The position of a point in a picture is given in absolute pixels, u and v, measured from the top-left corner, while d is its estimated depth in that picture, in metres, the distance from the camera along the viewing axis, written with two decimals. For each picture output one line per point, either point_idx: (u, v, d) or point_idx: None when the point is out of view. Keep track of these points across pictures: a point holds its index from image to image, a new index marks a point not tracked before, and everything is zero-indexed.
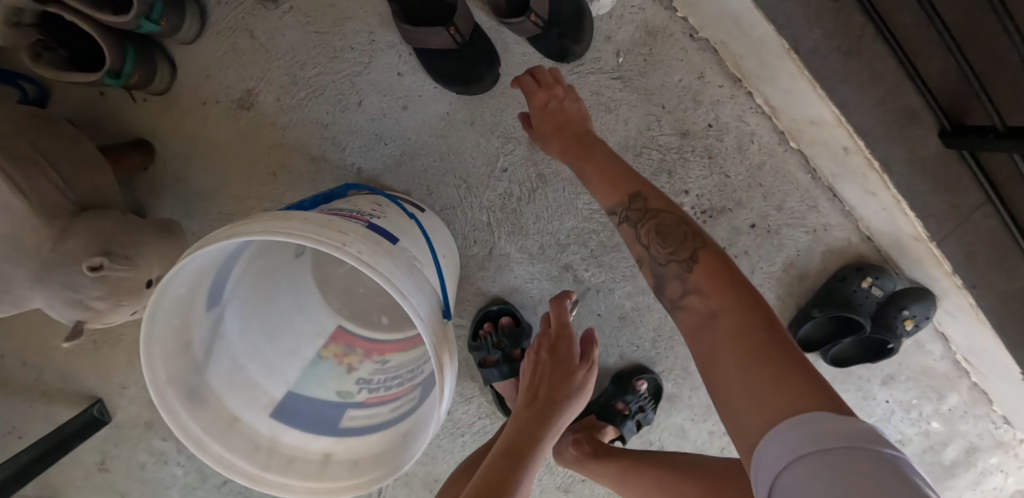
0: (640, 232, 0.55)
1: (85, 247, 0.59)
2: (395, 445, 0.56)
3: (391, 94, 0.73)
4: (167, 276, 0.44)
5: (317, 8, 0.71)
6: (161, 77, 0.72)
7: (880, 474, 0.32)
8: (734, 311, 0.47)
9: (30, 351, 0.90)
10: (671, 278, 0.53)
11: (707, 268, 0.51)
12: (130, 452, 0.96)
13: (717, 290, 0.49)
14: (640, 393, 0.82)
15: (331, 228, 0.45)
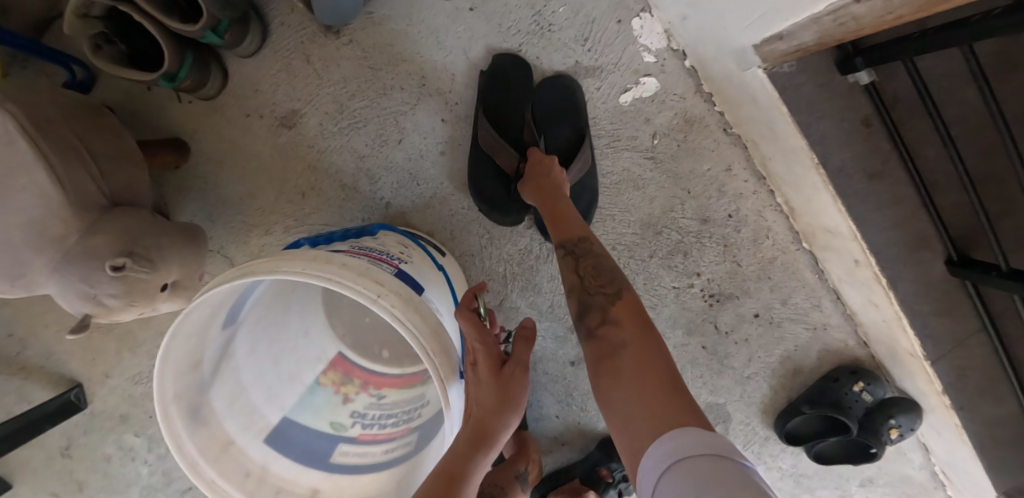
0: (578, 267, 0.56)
1: (110, 245, 0.59)
2: (386, 492, 0.56)
3: (431, 138, 0.77)
4: (202, 296, 0.45)
5: (376, 45, 0.74)
6: (212, 83, 0.73)
7: (730, 476, 0.34)
8: (642, 345, 0.47)
9: (17, 325, 0.88)
10: (595, 308, 0.52)
11: (625, 306, 0.51)
12: (99, 442, 0.93)
13: (633, 323, 0.50)
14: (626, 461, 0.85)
15: (366, 277, 0.47)
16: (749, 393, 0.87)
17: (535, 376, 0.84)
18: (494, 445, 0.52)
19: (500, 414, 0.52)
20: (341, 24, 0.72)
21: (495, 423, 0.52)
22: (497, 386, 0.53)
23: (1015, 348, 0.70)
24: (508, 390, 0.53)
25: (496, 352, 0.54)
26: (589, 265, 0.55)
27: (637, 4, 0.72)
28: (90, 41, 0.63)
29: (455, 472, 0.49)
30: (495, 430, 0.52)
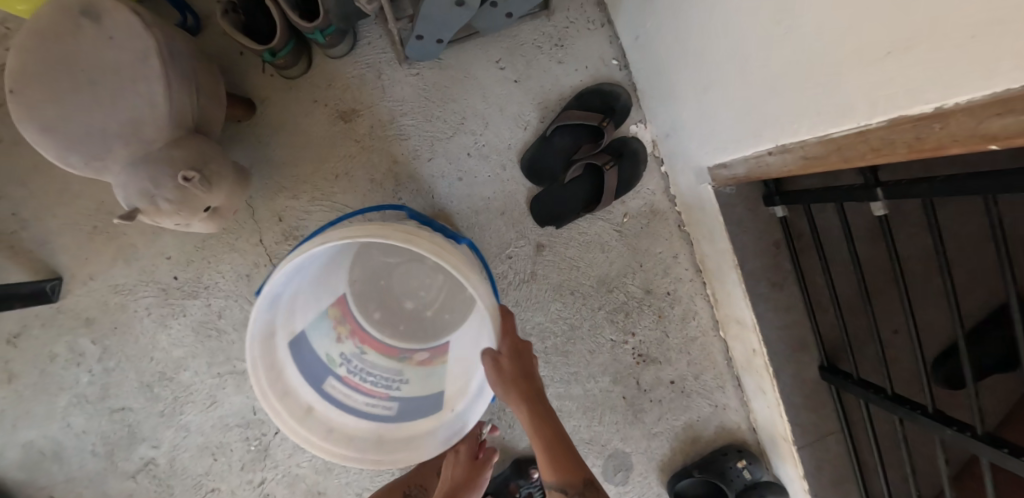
0: None
1: (183, 158, 0.71)
2: (366, 438, 0.70)
3: (455, 164, 0.95)
4: (354, 237, 0.57)
5: (435, 83, 0.94)
6: (298, 68, 0.90)
7: None
8: None
9: (28, 207, 0.95)
10: None
11: None
12: (52, 338, 0.97)
13: None
14: (532, 480, 0.96)
15: (477, 281, 0.62)
16: (653, 449, 1.00)
17: None
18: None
19: (464, 489, 0.82)
20: (415, 61, 0.91)
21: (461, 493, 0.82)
22: (468, 469, 0.84)
23: (862, 454, 0.88)
24: (474, 473, 0.84)
25: (473, 449, 0.86)
26: None
27: (636, 116, 0.96)
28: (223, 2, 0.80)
29: None
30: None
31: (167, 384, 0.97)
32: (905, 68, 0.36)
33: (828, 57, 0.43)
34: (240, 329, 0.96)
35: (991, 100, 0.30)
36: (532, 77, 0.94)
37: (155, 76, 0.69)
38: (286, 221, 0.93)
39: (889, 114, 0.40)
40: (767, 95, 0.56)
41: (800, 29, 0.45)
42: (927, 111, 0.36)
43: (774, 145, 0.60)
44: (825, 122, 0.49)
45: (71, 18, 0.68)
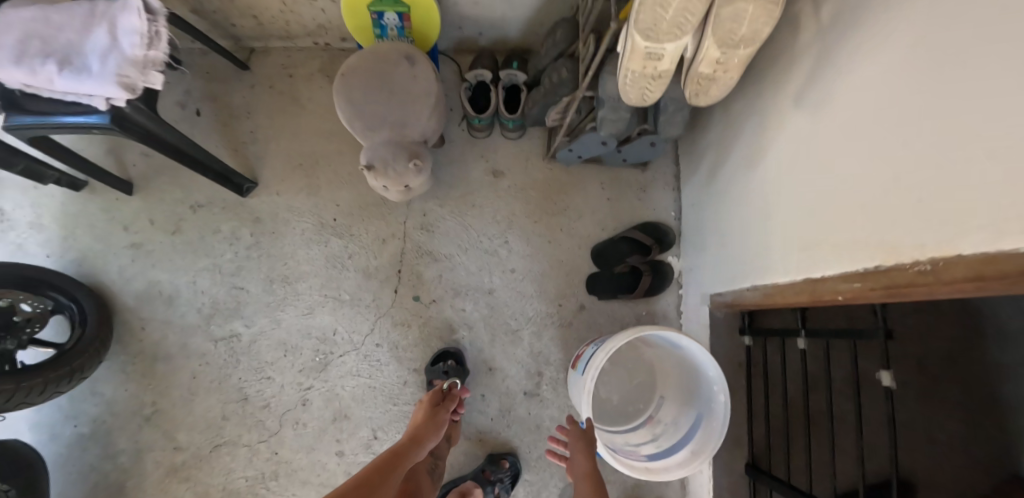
0: None
1: (414, 149, 1.13)
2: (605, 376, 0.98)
3: (548, 228, 1.30)
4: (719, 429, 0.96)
5: (558, 175, 1.33)
6: (483, 133, 1.31)
7: None
8: None
9: (264, 130, 1.37)
10: None
11: None
12: (225, 217, 1.32)
13: None
14: (503, 468, 1.19)
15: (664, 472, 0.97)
16: None
17: (498, 382, 1.24)
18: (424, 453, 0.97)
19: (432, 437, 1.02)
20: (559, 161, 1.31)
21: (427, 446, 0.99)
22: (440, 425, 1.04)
23: None
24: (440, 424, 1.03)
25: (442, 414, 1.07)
26: None
27: (674, 252, 1.32)
28: (466, 81, 1.28)
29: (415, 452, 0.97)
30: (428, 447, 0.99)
31: (285, 285, 1.28)
32: (819, 256, 0.79)
33: (792, 243, 0.87)
34: (357, 269, 1.28)
35: (842, 275, 0.73)
36: (621, 197, 1.33)
37: (422, 120, 1.13)
38: (427, 218, 1.29)
39: (807, 276, 0.82)
40: (757, 256, 1.00)
41: (784, 226, 0.90)
42: (820, 276, 0.78)
43: (751, 287, 1.01)
44: (779, 276, 0.91)
45: (399, 56, 1.13)
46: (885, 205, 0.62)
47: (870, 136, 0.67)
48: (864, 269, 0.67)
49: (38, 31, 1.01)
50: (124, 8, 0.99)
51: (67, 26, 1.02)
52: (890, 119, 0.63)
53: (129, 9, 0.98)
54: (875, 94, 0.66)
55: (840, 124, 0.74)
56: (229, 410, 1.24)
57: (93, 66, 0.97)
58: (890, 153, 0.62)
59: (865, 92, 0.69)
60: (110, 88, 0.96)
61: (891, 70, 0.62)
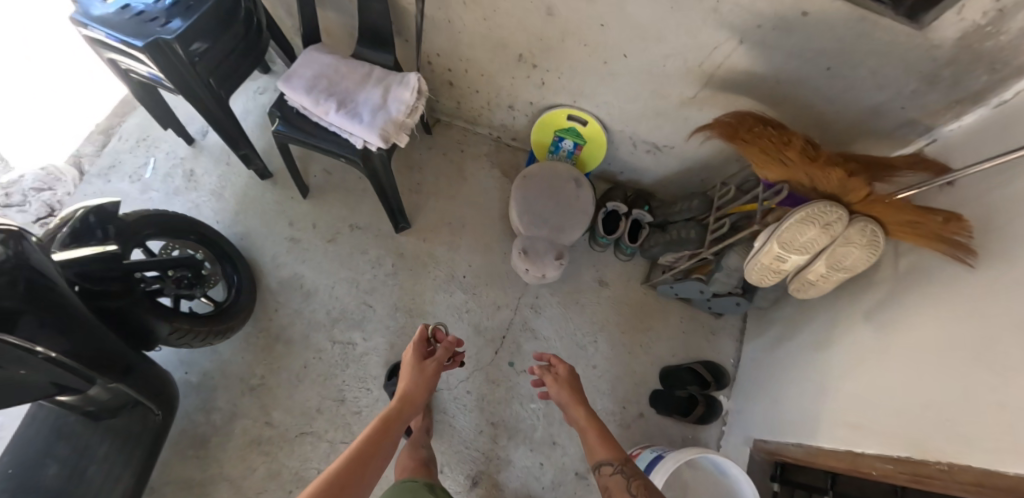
0: (626, 468, 1.00)
1: (559, 249, 1.39)
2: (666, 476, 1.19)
3: (629, 340, 1.56)
4: None
5: (649, 300, 1.60)
6: (601, 248, 1.60)
7: None
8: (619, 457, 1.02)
9: (427, 182, 1.64)
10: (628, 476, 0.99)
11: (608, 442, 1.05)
12: (375, 243, 1.57)
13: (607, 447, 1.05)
14: None
15: None
16: None
17: (556, 456, 1.43)
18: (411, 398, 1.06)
19: (416, 380, 1.11)
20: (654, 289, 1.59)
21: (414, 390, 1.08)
22: (419, 367, 1.13)
23: None
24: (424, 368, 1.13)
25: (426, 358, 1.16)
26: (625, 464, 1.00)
27: (725, 392, 1.56)
28: (604, 207, 1.56)
29: (408, 394, 1.07)
30: (412, 391, 1.08)
31: (406, 315, 1.51)
32: (861, 435, 1.10)
33: (836, 416, 1.17)
34: (469, 322, 1.51)
35: (880, 455, 1.03)
36: (694, 333, 1.59)
37: (575, 232, 1.40)
38: (536, 300, 1.55)
39: (846, 446, 1.12)
40: (800, 416, 1.27)
41: (832, 401, 1.20)
42: (857, 449, 1.09)
43: (790, 439, 1.28)
44: (817, 437, 1.20)
45: (569, 177, 1.44)
46: (930, 420, 0.94)
47: (924, 369, 0.99)
48: (901, 456, 0.99)
49: (330, 73, 1.31)
50: (401, 83, 1.29)
51: (352, 78, 1.31)
52: (948, 363, 0.94)
53: (406, 86, 1.28)
54: (932, 342, 0.99)
55: (899, 349, 1.07)
56: (324, 404, 1.42)
57: (365, 115, 1.25)
58: (939, 388, 0.94)
59: (924, 337, 1.01)
60: (373, 135, 1.23)
61: (949, 335, 0.95)
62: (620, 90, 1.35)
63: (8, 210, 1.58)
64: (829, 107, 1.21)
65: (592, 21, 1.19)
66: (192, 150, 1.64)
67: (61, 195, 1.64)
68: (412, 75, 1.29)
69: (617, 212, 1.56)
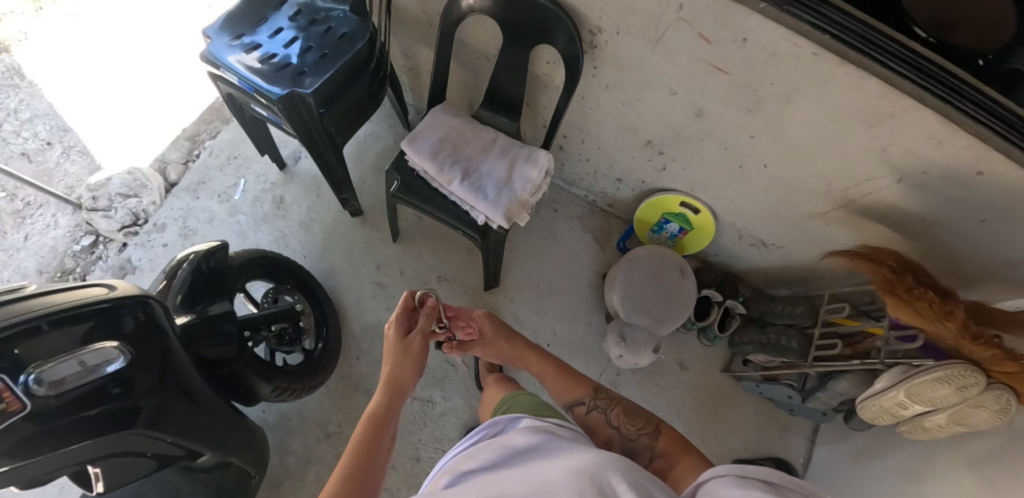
0: (612, 414, 1.01)
1: (654, 339, 1.37)
2: None
3: (705, 430, 1.54)
4: None
5: (727, 390, 1.58)
6: (684, 329, 1.59)
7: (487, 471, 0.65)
8: (598, 394, 1.05)
9: (517, 241, 1.62)
10: (620, 420, 1.00)
11: (581, 384, 1.08)
12: (462, 298, 1.54)
13: (578, 386, 1.08)
14: None
15: None
16: None
17: None
18: (400, 387, 0.99)
19: (401, 365, 1.02)
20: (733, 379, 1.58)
21: (401, 377, 1.01)
22: (403, 346, 1.04)
23: None
24: (410, 348, 1.04)
25: (404, 329, 1.07)
26: (610, 414, 1.01)
27: None
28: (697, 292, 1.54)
29: (396, 382, 0.99)
30: (400, 379, 1.00)
31: None
32: None
33: None
34: None
35: None
36: (767, 429, 1.57)
37: (675, 323, 1.38)
38: (617, 376, 1.54)
39: None
40: None
41: None
42: None
43: None
44: None
45: (673, 265, 1.41)
46: None
47: None
48: None
49: (454, 138, 1.26)
50: (529, 159, 1.24)
51: (476, 145, 1.26)
52: None
53: (534, 164, 1.23)
54: None
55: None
56: (399, 461, 1.38)
57: (490, 189, 1.21)
58: None
59: None
60: (498, 214, 1.19)
61: None
62: (746, 192, 1.31)
63: (94, 215, 1.56)
64: (971, 266, 1.17)
65: (742, 130, 1.15)
66: (284, 176, 1.60)
67: (146, 203, 1.60)
68: (542, 153, 1.24)
69: (708, 298, 1.54)
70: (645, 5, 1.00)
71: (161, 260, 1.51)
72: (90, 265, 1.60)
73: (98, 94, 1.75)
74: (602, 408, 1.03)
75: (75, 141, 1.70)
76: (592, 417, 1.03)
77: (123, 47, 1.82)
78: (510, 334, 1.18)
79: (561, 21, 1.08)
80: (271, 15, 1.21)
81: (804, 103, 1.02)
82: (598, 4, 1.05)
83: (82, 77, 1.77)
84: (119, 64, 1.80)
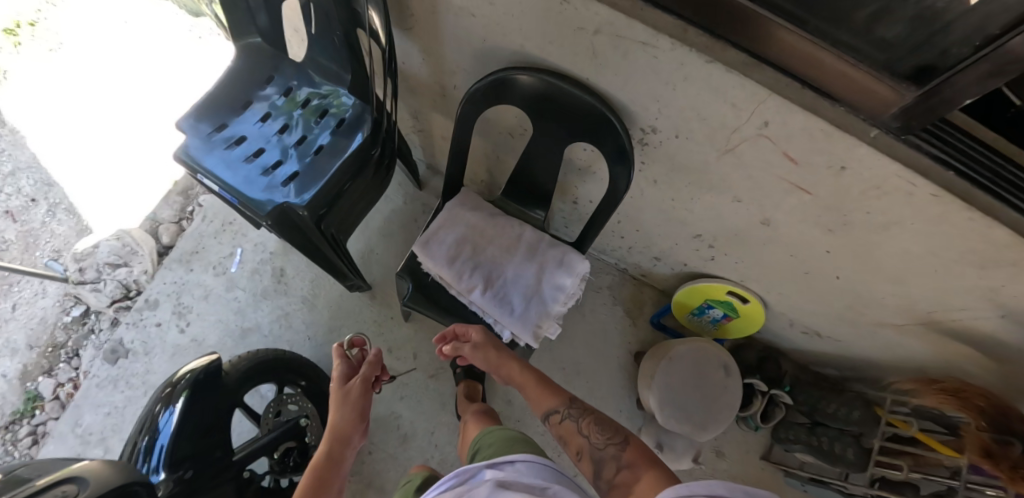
0: (582, 424, 0.84)
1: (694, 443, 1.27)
2: None
3: None
4: None
5: (766, 480, 1.46)
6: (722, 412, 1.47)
7: None
8: (573, 403, 0.88)
9: None
10: (589, 428, 0.82)
11: (557, 393, 0.91)
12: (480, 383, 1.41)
13: (553, 393, 0.91)
14: None
15: None
16: None
17: None
18: (347, 435, 1.03)
19: (344, 412, 1.07)
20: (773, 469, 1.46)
21: (347, 425, 1.05)
22: (342, 393, 1.10)
23: None
24: (349, 395, 1.09)
25: (342, 378, 1.13)
26: (581, 424, 0.84)
27: None
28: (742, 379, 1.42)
29: (341, 429, 1.04)
30: (346, 428, 1.05)
31: None
32: None
33: None
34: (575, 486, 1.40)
35: None
36: None
37: (718, 429, 1.25)
38: None
39: None
40: None
41: None
42: None
43: None
44: None
45: (717, 363, 1.27)
46: None
47: None
48: None
49: (475, 236, 1.09)
50: (561, 265, 1.07)
51: (500, 243, 1.09)
52: None
53: (568, 272, 1.07)
54: None
55: None
56: None
57: (516, 302, 1.05)
58: None
59: None
60: (526, 333, 1.04)
61: None
62: (810, 293, 1.14)
63: (83, 289, 1.44)
64: None
65: (816, 244, 0.97)
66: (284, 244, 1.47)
67: (136, 273, 1.47)
68: (577, 258, 1.07)
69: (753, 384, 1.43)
70: (717, 115, 0.79)
71: (154, 342, 1.39)
72: (82, 340, 1.49)
73: (86, 143, 1.64)
74: (574, 417, 0.85)
75: (61, 197, 1.59)
76: (563, 430, 0.85)
77: (116, 88, 1.70)
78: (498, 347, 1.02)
79: (607, 128, 0.89)
80: (258, 100, 1.02)
81: (901, 234, 0.84)
82: (655, 105, 0.84)
83: (72, 125, 1.66)
84: (110, 109, 1.69)
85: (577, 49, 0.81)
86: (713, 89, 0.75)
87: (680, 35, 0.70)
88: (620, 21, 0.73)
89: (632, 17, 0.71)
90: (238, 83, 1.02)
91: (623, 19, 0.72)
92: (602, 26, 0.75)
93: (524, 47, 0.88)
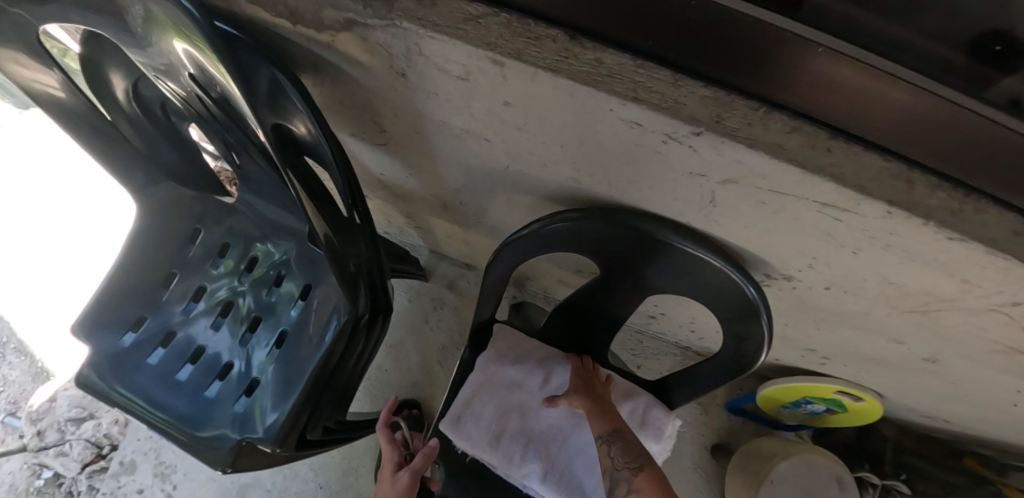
0: (613, 450, 0.62)
1: None
2: None
3: None
4: None
5: None
6: None
7: None
8: (619, 429, 0.63)
9: None
10: (618, 455, 0.61)
11: (604, 414, 0.65)
12: None
13: (597, 408, 0.66)
14: None
15: None
16: None
17: None
18: None
19: None
20: None
21: None
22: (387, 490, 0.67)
23: None
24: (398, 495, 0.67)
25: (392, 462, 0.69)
26: (612, 449, 0.62)
27: None
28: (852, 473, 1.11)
29: None
30: None
31: None
32: None
33: None
34: None
35: None
36: None
37: None
38: None
39: None
40: None
41: None
42: None
43: None
44: None
45: (830, 477, 1.01)
46: None
47: None
48: None
49: (510, 403, 0.74)
50: (643, 427, 0.73)
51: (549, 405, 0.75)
52: None
53: (657, 434, 0.74)
54: None
55: None
56: None
57: (587, 481, 0.71)
58: None
59: None
60: None
61: None
62: (961, 403, 0.85)
63: (47, 455, 1.19)
64: None
65: (1011, 388, 0.66)
66: None
67: (107, 425, 1.21)
68: (663, 413, 0.75)
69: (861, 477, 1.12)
70: (925, 286, 0.45)
71: None
72: None
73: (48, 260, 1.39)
74: (609, 439, 0.63)
75: (8, 335, 1.33)
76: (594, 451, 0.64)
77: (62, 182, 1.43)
78: (593, 373, 0.72)
79: (733, 287, 0.52)
80: (184, 270, 0.69)
81: None
82: (804, 261, 0.48)
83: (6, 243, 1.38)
84: (61, 207, 1.40)
85: (674, 197, 0.43)
86: (934, 264, 0.40)
87: (912, 200, 0.34)
88: (783, 177, 0.35)
89: (819, 171, 0.33)
90: (143, 254, 0.69)
91: (794, 175, 0.34)
92: (737, 179, 0.37)
93: (576, 181, 0.48)
